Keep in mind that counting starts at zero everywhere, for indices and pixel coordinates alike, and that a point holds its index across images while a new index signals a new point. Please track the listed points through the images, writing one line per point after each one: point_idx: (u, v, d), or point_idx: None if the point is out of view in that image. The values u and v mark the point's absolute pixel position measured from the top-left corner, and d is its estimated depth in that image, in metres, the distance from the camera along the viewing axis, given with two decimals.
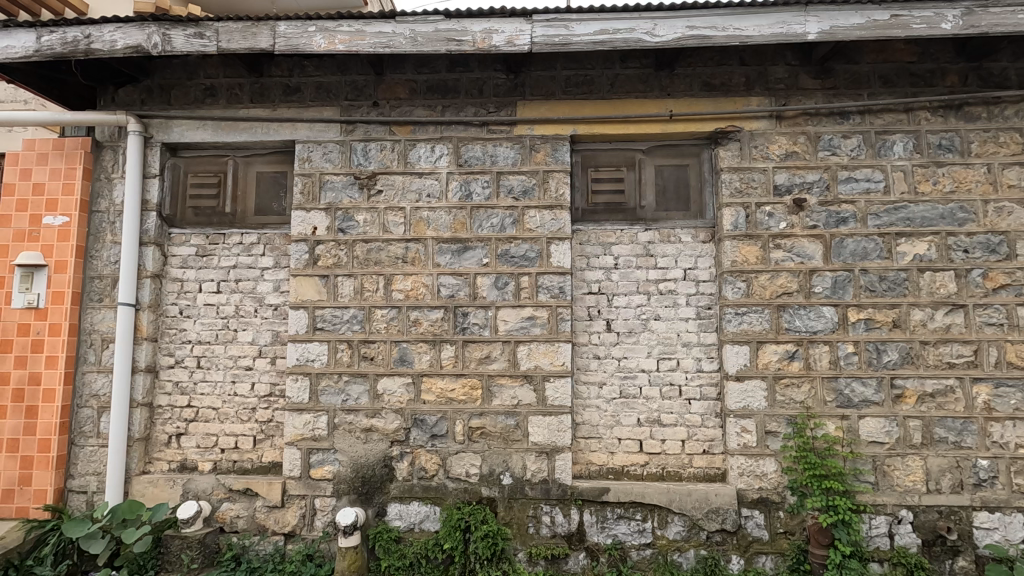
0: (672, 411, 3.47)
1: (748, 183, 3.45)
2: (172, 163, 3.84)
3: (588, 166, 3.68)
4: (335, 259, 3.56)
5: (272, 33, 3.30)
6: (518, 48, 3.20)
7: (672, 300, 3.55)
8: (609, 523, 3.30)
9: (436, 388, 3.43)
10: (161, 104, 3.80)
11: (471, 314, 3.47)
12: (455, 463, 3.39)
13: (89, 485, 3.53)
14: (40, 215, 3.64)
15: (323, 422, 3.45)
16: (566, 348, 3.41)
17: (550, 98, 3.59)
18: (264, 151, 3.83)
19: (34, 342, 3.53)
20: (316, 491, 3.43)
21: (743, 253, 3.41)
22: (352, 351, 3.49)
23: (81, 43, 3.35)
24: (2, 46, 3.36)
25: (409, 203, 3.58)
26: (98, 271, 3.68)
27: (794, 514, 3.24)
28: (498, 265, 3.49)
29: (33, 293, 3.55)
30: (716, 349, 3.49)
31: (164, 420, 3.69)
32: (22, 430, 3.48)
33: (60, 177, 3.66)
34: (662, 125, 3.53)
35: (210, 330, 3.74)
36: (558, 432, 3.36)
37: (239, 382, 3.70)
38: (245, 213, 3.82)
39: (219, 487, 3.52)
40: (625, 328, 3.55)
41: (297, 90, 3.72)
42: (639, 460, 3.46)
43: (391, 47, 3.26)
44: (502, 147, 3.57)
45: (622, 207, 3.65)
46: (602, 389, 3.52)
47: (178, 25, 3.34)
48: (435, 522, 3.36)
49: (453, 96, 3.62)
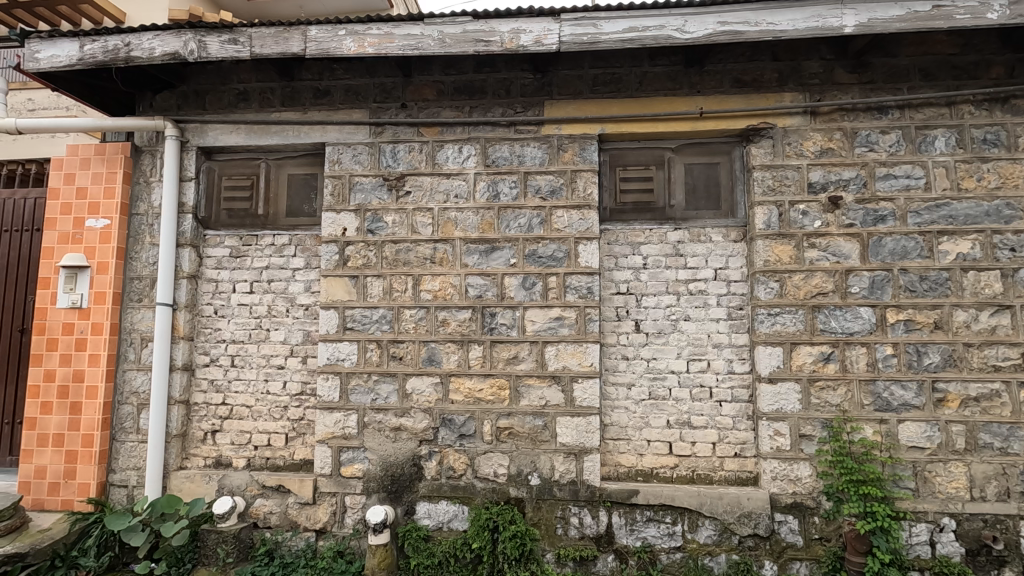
0: (703, 413, 3.43)
1: (781, 180, 3.38)
2: (207, 167, 3.93)
3: (616, 165, 3.64)
4: (364, 260, 3.61)
5: (304, 38, 3.35)
6: (546, 47, 3.19)
7: (703, 300, 3.50)
8: (638, 526, 3.27)
9: (464, 389, 3.45)
10: (196, 109, 3.90)
11: (499, 314, 3.47)
12: (483, 463, 3.39)
13: (129, 479, 3.64)
14: (83, 218, 3.76)
15: (353, 421, 3.50)
16: (594, 348, 3.38)
17: (577, 98, 3.57)
18: (295, 154, 3.89)
19: (77, 341, 3.65)
20: (347, 489, 3.48)
21: (776, 252, 3.34)
22: (381, 350, 3.53)
23: (121, 51, 3.45)
24: (48, 56, 3.48)
25: (437, 203, 3.60)
26: (137, 272, 3.79)
27: (830, 520, 3.16)
28: (526, 265, 3.49)
29: (76, 294, 3.67)
30: (748, 350, 3.43)
31: (200, 417, 3.78)
32: (66, 427, 3.60)
33: (101, 181, 3.77)
34: (691, 123, 3.48)
35: (244, 329, 3.83)
36: (587, 433, 3.34)
37: (272, 381, 3.77)
38: (277, 214, 3.89)
39: (253, 484, 3.59)
40: (653, 329, 3.51)
41: (327, 93, 3.77)
42: (669, 462, 3.42)
43: (420, 49, 3.28)
44: (529, 147, 3.56)
45: (651, 206, 3.60)
46: (631, 390, 3.49)
47: (213, 32, 3.41)
48: (463, 522, 3.37)
49: (480, 96, 3.64)
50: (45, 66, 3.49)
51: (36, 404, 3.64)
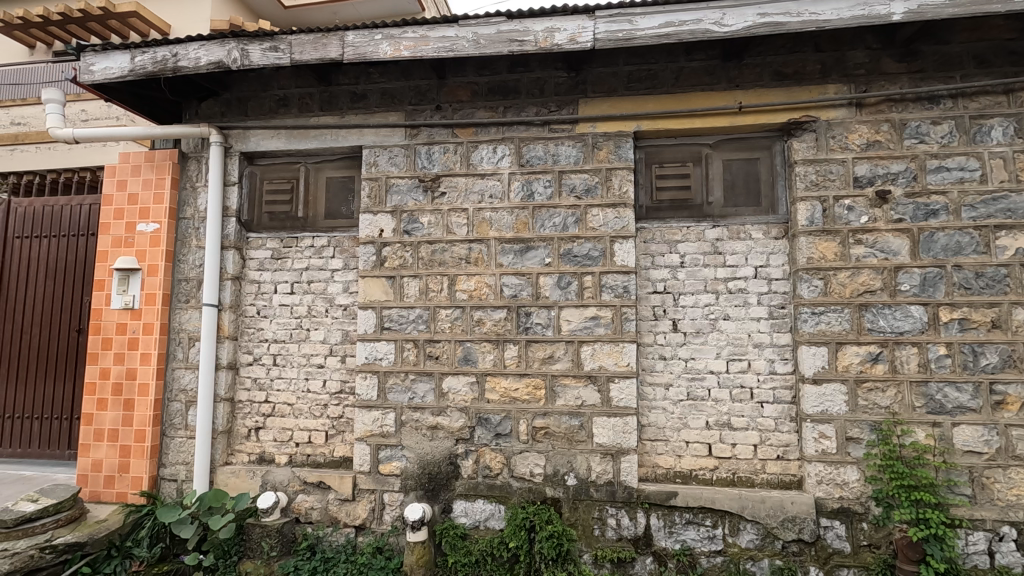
0: (743, 414, 3.35)
1: (825, 175, 3.28)
2: (249, 171, 4.06)
3: (651, 162, 3.60)
4: (401, 260, 3.66)
5: (341, 43, 3.42)
6: (581, 46, 3.17)
7: (742, 299, 3.42)
8: (677, 528, 3.22)
9: (500, 388, 3.46)
10: (238, 115, 4.02)
11: (534, 314, 3.47)
12: (520, 462, 3.39)
13: (178, 473, 3.78)
14: (134, 222, 3.92)
15: (391, 419, 3.55)
16: (631, 348, 3.35)
17: (612, 95, 3.54)
18: (333, 157, 3.97)
19: (130, 340, 3.81)
20: (385, 486, 3.53)
21: (820, 249, 3.24)
22: (418, 350, 3.57)
23: (169, 61, 3.59)
24: (102, 68, 3.64)
25: (472, 204, 3.62)
26: (185, 274, 3.93)
27: (879, 526, 3.05)
28: (561, 265, 3.47)
29: (128, 295, 3.83)
30: (790, 350, 3.34)
31: (244, 415, 3.91)
32: (120, 422, 3.76)
33: (151, 187, 3.93)
34: (731, 118, 3.40)
35: (285, 329, 3.93)
36: (624, 434, 3.30)
37: (313, 380, 3.86)
38: (316, 217, 3.98)
39: (295, 480, 3.68)
40: (692, 328, 3.46)
41: (363, 97, 3.84)
42: (709, 464, 3.36)
43: (455, 51, 3.30)
44: (564, 146, 3.54)
45: (688, 203, 3.54)
46: (669, 390, 3.44)
47: (255, 40, 3.51)
48: (500, 521, 3.38)
49: (514, 97, 3.64)
50: (99, 78, 3.65)
51: (93, 400, 3.81)
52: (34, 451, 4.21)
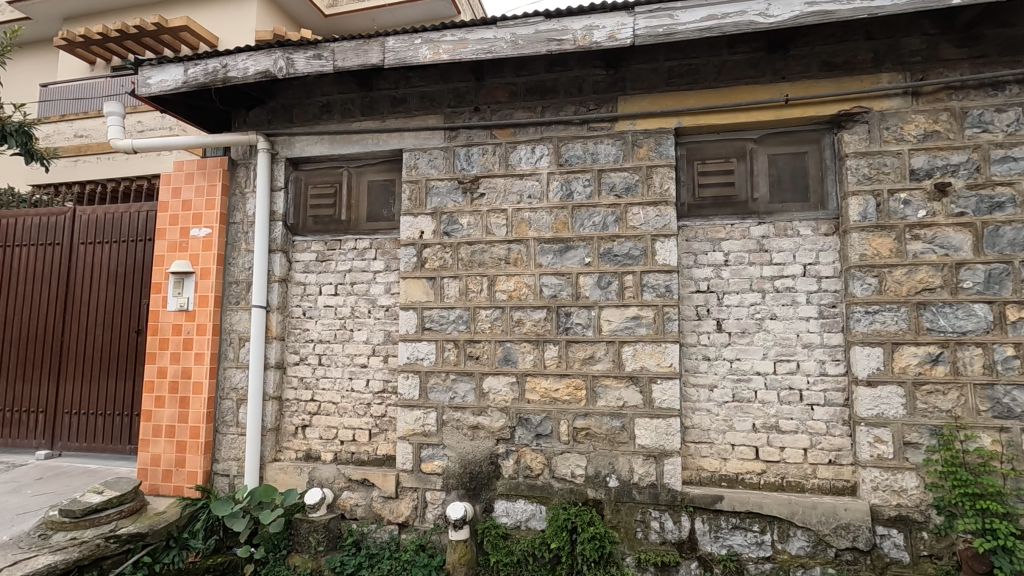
0: (792, 417, 3.25)
1: (878, 168, 3.14)
2: (295, 176, 4.18)
3: (693, 159, 3.53)
4: (441, 262, 3.70)
5: (382, 49, 3.48)
6: (621, 43, 3.13)
7: (791, 298, 3.32)
8: (723, 533, 3.15)
9: (540, 388, 3.45)
10: (284, 122, 4.15)
11: (575, 314, 3.45)
12: (561, 463, 3.38)
13: (230, 468, 3.93)
14: (188, 228, 4.10)
15: (433, 418, 3.59)
16: (674, 348, 3.29)
17: (652, 92, 3.48)
18: (375, 161, 4.05)
19: (185, 340, 3.98)
20: (427, 485, 3.58)
21: (873, 245, 3.10)
22: (459, 350, 3.60)
23: (219, 72, 3.73)
24: (158, 81, 3.81)
25: (511, 204, 3.62)
26: (235, 276, 4.08)
27: (941, 536, 2.91)
28: (602, 264, 3.44)
29: (183, 297, 4.00)
30: (842, 351, 3.21)
31: (291, 413, 4.03)
32: (176, 419, 3.93)
33: (203, 193, 4.09)
34: (777, 112, 3.30)
35: (330, 329, 4.03)
36: (667, 436, 3.25)
37: (356, 379, 3.94)
38: (358, 220, 4.07)
39: (340, 477, 3.78)
40: (737, 328, 3.37)
41: (403, 101, 3.90)
42: (756, 468, 3.27)
43: (494, 52, 3.31)
44: (603, 144, 3.51)
45: (732, 200, 3.45)
46: (713, 392, 3.36)
47: (299, 49, 3.61)
48: (541, 522, 3.38)
49: (552, 96, 3.63)
50: (156, 90, 3.82)
51: (151, 398, 4.00)
52: (98, 444, 4.44)
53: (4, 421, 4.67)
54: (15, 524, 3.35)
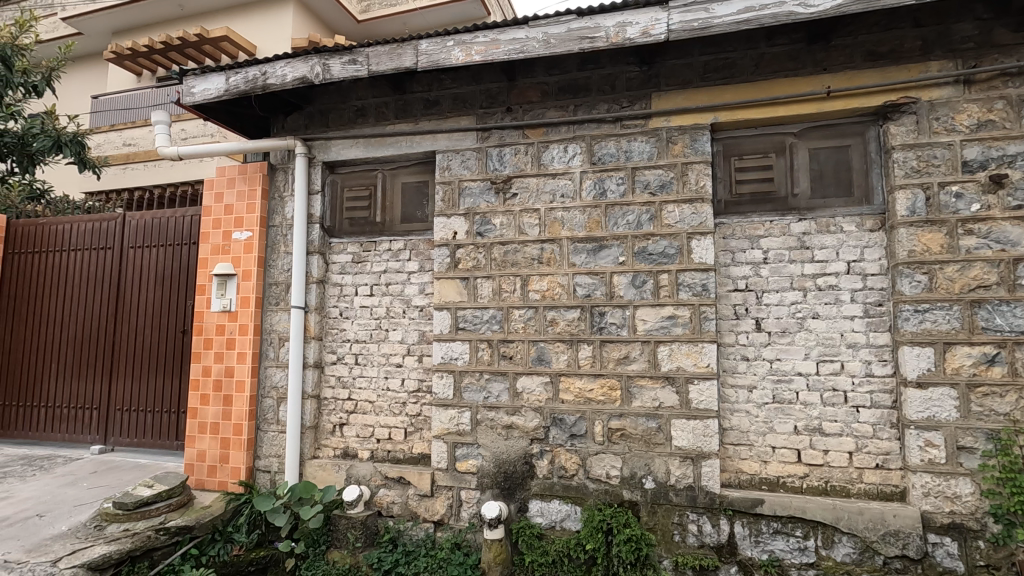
0: (836, 419, 3.14)
1: (928, 160, 3.01)
2: (331, 180, 4.26)
3: (730, 155, 3.45)
4: (474, 262, 3.72)
5: (415, 52, 3.52)
6: (655, 38, 3.09)
7: (834, 296, 3.21)
8: (764, 538, 3.08)
9: (574, 388, 3.43)
10: (321, 127, 4.24)
11: (609, 314, 3.42)
12: (596, 464, 3.36)
13: (272, 465, 4.03)
14: (230, 231, 4.23)
15: (467, 418, 3.62)
16: (711, 348, 3.22)
17: (687, 87, 3.42)
18: (408, 163, 4.10)
19: (228, 340, 4.11)
20: (462, 484, 3.60)
21: (923, 241, 2.98)
22: (492, 350, 3.62)
23: (259, 80, 3.83)
24: (201, 89, 3.94)
25: (544, 204, 3.61)
26: (275, 278, 4.19)
27: (998, 546, 2.77)
28: (636, 263, 3.40)
29: (226, 298, 4.13)
30: (889, 351, 3.10)
31: (329, 411, 4.11)
32: (220, 416, 4.06)
33: (244, 197, 4.22)
34: (818, 104, 3.20)
35: (366, 329, 4.10)
36: (704, 437, 3.19)
37: (392, 378, 4.00)
38: (393, 221, 4.13)
39: (377, 474, 3.84)
40: (777, 328, 3.28)
41: (436, 103, 3.94)
42: (798, 471, 3.18)
43: (526, 52, 3.31)
44: (637, 142, 3.47)
45: (771, 196, 3.37)
46: (752, 393, 3.28)
47: (335, 54, 3.68)
48: (576, 522, 3.36)
49: (584, 95, 3.61)
50: (199, 99, 3.96)
51: (197, 396, 4.14)
52: (148, 440, 4.62)
53: (61, 418, 4.91)
54: (73, 515, 3.53)
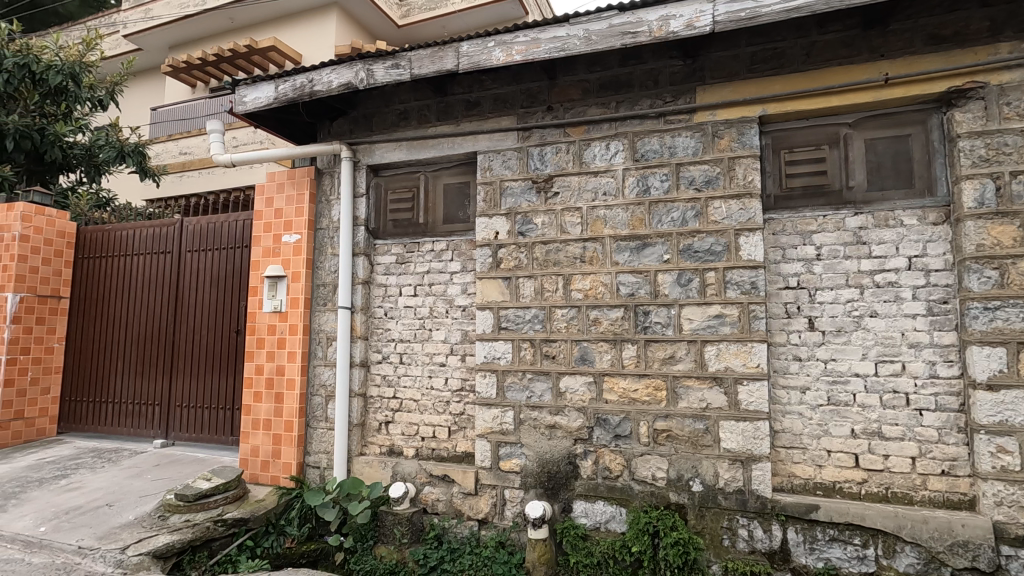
0: (897, 422, 3.00)
1: (997, 148, 2.84)
2: (375, 183, 4.35)
3: (780, 148, 3.34)
4: (516, 262, 3.72)
5: (456, 54, 3.56)
6: (699, 30, 3.01)
7: (894, 294, 3.06)
8: (820, 545, 2.96)
9: (619, 388, 3.39)
10: (365, 131, 4.33)
11: (653, 313, 3.36)
12: (641, 465, 3.31)
13: (321, 461, 4.15)
14: (280, 235, 4.37)
15: (510, 417, 3.63)
16: (761, 348, 3.12)
17: (733, 80, 3.33)
18: (450, 165, 4.15)
19: (279, 340, 4.25)
20: (506, 483, 3.61)
21: (993, 234, 2.80)
22: (535, 349, 3.61)
23: (306, 87, 3.95)
24: (252, 98, 4.09)
25: (586, 203, 3.59)
26: (322, 279, 4.31)
27: None
28: (681, 261, 3.33)
29: (277, 299, 4.28)
30: (956, 351, 2.93)
31: (375, 409, 4.20)
32: (273, 413, 4.20)
33: (293, 202, 4.36)
34: (875, 92, 3.06)
35: (410, 329, 4.17)
36: (755, 440, 3.09)
37: (435, 377, 4.05)
38: (436, 222, 4.18)
39: (422, 472, 3.90)
40: (832, 327, 3.15)
41: (477, 104, 3.96)
42: (855, 477, 3.04)
43: (567, 50, 3.29)
44: (681, 137, 3.40)
45: (824, 190, 3.24)
46: (805, 394, 3.17)
47: (379, 59, 3.76)
48: (622, 524, 3.31)
49: (626, 91, 3.56)
50: (250, 107, 4.11)
51: (251, 393, 4.30)
52: (205, 436, 4.83)
53: (126, 413, 5.19)
54: (138, 505, 3.73)
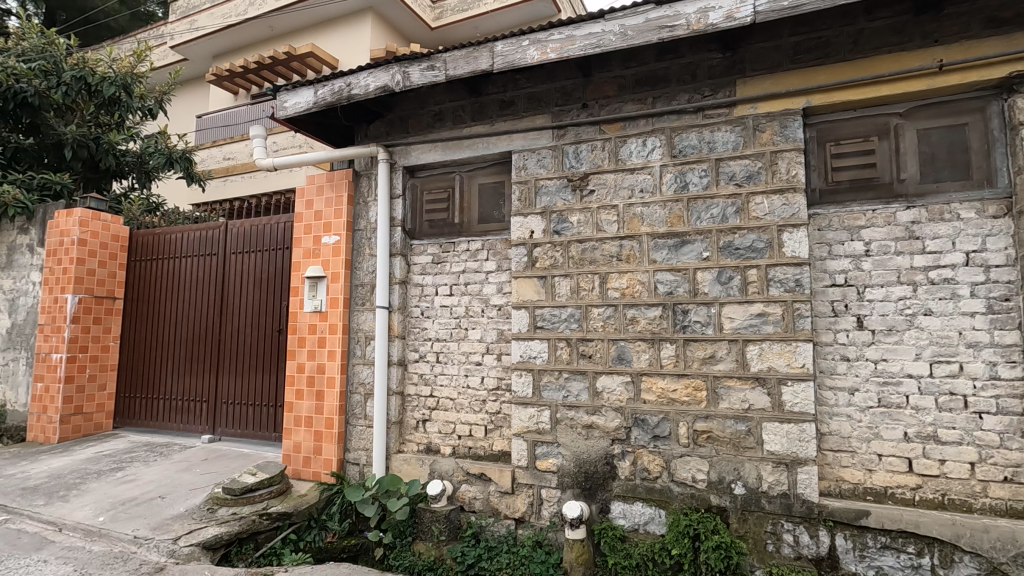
0: (954, 426, 2.86)
1: None
2: (411, 184, 4.41)
3: (825, 140, 3.23)
4: (552, 261, 3.71)
5: (491, 54, 3.56)
6: (739, 21, 2.93)
7: (950, 291, 2.91)
8: (871, 552, 2.86)
9: (657, 388, 3.34)
10: (401, 133, 4.39)
11: (693, 312, 3.30)
12: (680, 467, 3.25)
13: (360, 458, 4.23)
14: (320, 236, 4.48)
15: (546, 417, 3.62)
16: (806, 348, 3.02)
17: (775, 71, 3.23)
18: (485, 164, 4.16)
19: (320, 339, 4.35)
20: (542, 482, 3.60)
21: None
22: (571, 348, 3.59)
23: (344, 91, 4.02)
24: (292, 103, 4.19)
25: (622, 200, 3.54)
26: (361, 279, 4.39)
27: None
28: (722, 259, 3.26)
29: (317, 299, 4.38)
30: (1019, 351, 2.77)
31: (413, 407, 4.26)
32: (314, 410, 4.31)
33: (332, 204, 4.46)
34: (928, 80, 2.92)
35: (446, 328, 4.20)
36: (800, 442, 3.00)
37: (472, 376, 4.08)
38: (471, 222, 4.21)
39: (459, 470, 3.94)
40: (882, 326, 3.03)
41: (512, 103, 3.96)
42: (909, 482, 2.92)
43: (603, 46, 3.26)
44: (720, 131, 3.32)
45: (874, 183, 3.11)
46: (854, 395, 3.05)
47: (414, 62, 3.80)
48: (661, 526, 3.26)
49: (663, 86, 3.50)
50: (291, 112, 4.21)
51: (293, 391, 4.42)
52: (250, 431, 4.99)
53: (175, 409, 5.41)
54: (189, 497, 3.88)
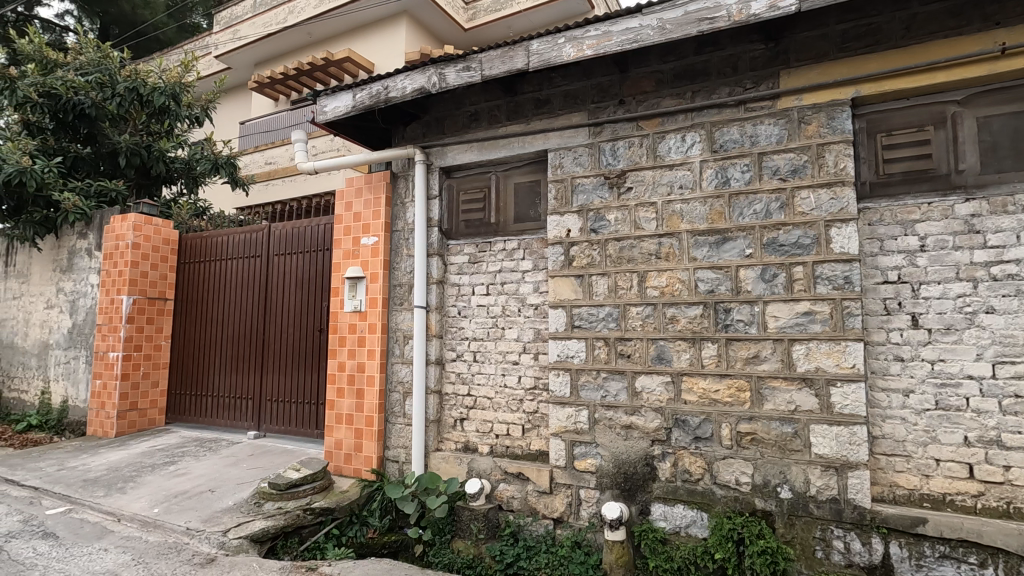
0: (1020, 431, 2.70)
1: None
2: (447, 184, 4.44)
3: (876, 131, 3.10)
4: (589, 259, 3.68)
5: (527, 53, 3.56)
6: (783, 10, 2.84)
7: (1015, 288, 2.75)
8: (929, 562, 2.73)
9: (698, 388, 3.27)
10: (437, 134, 4.43)
11: (735, 310, 3.22)
12: (723, 469, 3.17)
13: (400, 455, 4.29)
14: (359, 237, 4.56)
15: (584, 416, 3.59)
16: (857, 348, 2.91)
17: (822, 60, 3.12)
18: (521, 164, 4.16)
19: (360, 338, 4.44)
20: (581, 482, 3.58)
21: None
22: (609, 348, 3.56)
23: (381, 94, 4.08)
24: (332, 108, 4.27)
25: (661, 197, 3.48)
26: (399, 279, 4.45)
27: None
28: (765, 256, 3.16)
29: (357, 299, 4.47)
30: None
31: (450, 406, 4.29)
32: (354, 408, 4.39)
33: (371, 205, 4.54)
34: (988, 65, 2.77)
35: (483, 328, 4.22)
36: (851, 445, 2.89)
37: (509, 375, 4.08)
38: (507, 221, 4.21)
39: (497, 469, 3.96)
40: (939, 325, 2.88)
41: (547, 101, 3.95)
42: (970, 489, 2.77)
43: (640, 41, 3.21)
44: (763, 125, 3.23)
45: (929, 175, 2.97)
46: (908, 398, 2.92)
47: (450, 63, 3.82)
48: (703, 529, 3.19)
49: (703, 80, 3.43)
50: (330, 116, 4.29)
51: (334, 389, 4.52)
52: (293, 428, 5.13)
53: (223, 406, 5.60)
54: (237, 491, 4.01)
